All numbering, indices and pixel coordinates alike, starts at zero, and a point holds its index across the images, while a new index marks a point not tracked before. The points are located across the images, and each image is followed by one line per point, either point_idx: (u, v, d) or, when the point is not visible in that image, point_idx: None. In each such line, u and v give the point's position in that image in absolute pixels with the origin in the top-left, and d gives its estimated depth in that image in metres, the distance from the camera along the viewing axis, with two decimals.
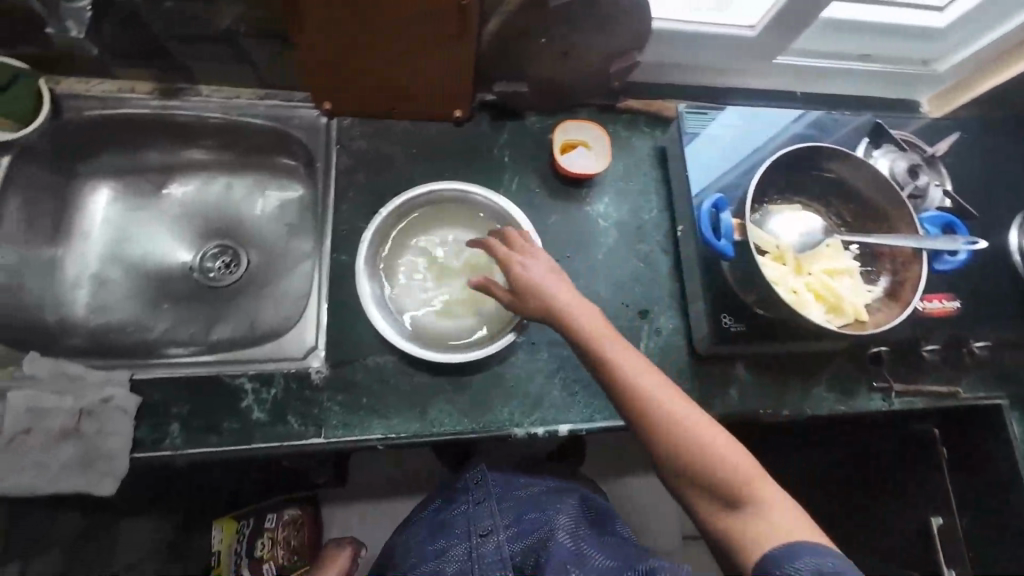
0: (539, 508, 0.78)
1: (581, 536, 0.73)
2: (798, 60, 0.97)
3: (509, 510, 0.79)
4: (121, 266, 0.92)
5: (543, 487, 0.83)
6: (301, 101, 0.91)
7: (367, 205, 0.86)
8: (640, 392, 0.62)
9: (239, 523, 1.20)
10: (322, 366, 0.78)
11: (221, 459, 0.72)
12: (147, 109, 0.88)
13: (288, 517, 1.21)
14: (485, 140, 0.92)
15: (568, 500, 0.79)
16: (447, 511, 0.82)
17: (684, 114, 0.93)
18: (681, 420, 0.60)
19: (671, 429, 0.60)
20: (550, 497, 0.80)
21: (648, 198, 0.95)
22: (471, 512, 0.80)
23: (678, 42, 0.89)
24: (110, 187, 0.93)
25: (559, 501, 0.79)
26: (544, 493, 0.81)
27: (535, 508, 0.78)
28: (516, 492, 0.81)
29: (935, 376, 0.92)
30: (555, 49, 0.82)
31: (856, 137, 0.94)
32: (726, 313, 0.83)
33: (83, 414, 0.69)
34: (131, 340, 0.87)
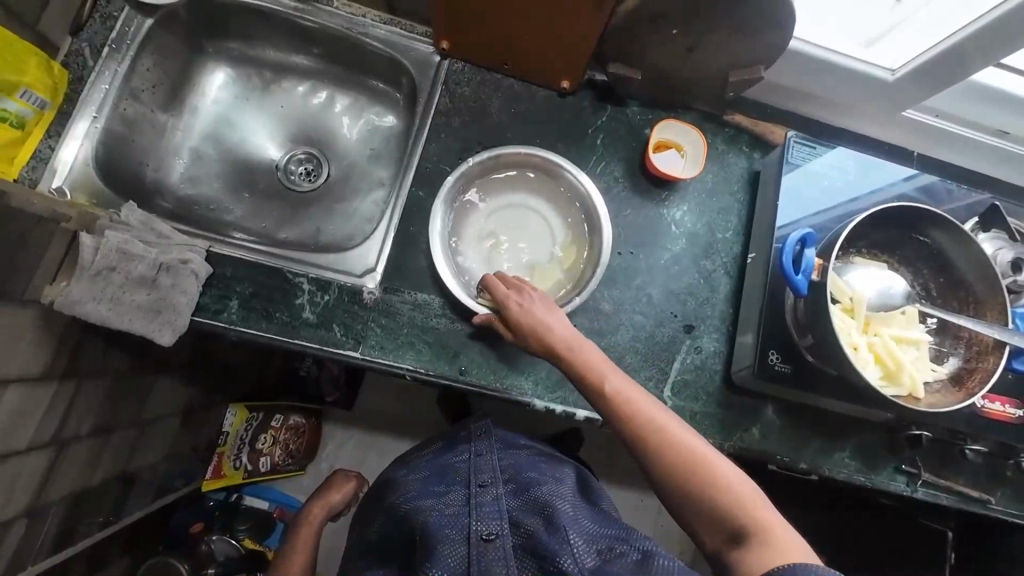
0: (537, 469, 0.79)
1: (581, 502, 0.74)
2: (928, 118, 0.91)
3: (509, 468, 0.79)
4: (218, 146, 0.98)
5: (538, 453, 0.86)
6: (420, 35, 0.93)
7: (455, 150, 0.88)
8: (636, 419, 0.63)
9: (250, 412, 1.18)
10: (374, 288, 0.82)
11: (265, 343, 0.77)
12: (279, 7, 0.92)
13: (291, 423, 1.28)
14: (583, 117, 0.92)
15: (565, 473, 0.81)
16: (451, 458, 0.84)
17: (792, 142, 0.89)
18: (682, 448, 0.60)
19: (671, 458, 0.59)
20: (548, 463, 0.83)
21: (727, 218, 0.93)
22: (474, 462, 0.80)
23: (809, 68, 0.85)
24: (229, 71, 0.99)
25: (557, 471, 0.81)
26: (543, 459, 0.84)
27: (532, 467, 0.80)
28: (515, 449, 0.85)
29: (970, 478, 0.88)
30: (682, 44, 0.81)
31: (966, 214, 0.89)
32: (775, 350, 0.80)
33: (162, 268, 0.74)
34: (211, 216, 0.94)
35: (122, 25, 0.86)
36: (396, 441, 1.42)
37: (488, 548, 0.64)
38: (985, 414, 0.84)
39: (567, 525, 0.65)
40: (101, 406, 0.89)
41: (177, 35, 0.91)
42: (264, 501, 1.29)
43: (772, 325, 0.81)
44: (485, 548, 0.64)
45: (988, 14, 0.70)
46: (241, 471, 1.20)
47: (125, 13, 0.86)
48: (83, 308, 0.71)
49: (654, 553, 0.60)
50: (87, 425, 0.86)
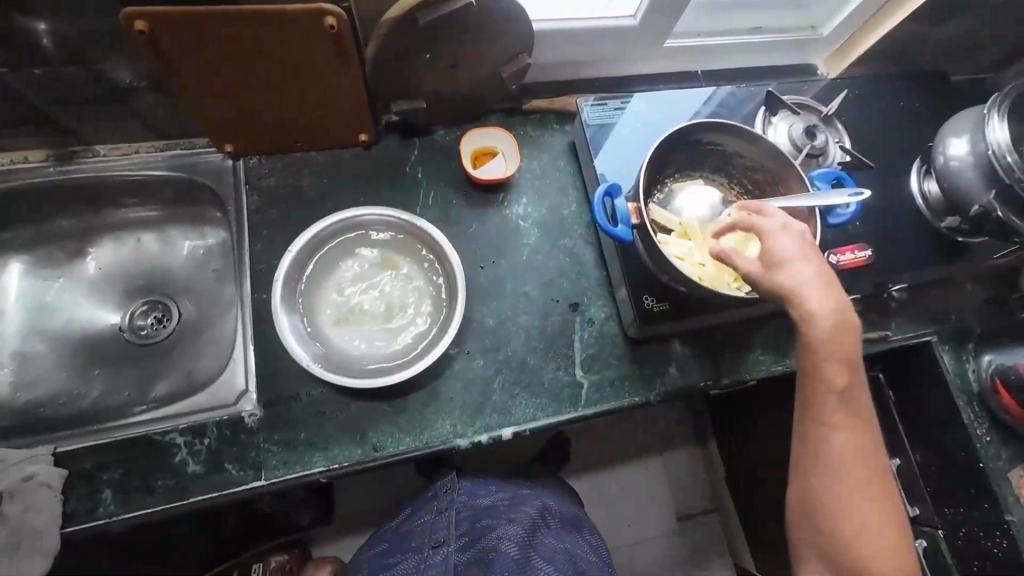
0: (495, 516, 0.78)
1: (533, 545, 0.74)
2: (688, 41, 1.00)
3: (466, 519, 0.77)
4: (43, 337, 0.90)
5: (502, 492, 0.84)
6: (204, 147, 0.91)
7: (284, 241, 0.86)
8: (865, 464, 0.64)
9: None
10: (254, 409, 0.78)
11: (159, 517, 0.71)
12: (44, 177, 0.86)
13: (274, 564, 1.19)
14: (396, 159, 0.93)
15: (524, 510, 0.80)
16: (412, 522, 0.81)
17: (584, 107, 0.95)
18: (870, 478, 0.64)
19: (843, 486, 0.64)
20: (511, 505, 0.81)
21: (565, 195, 0.97)
22: (432, 520, 0.77)
23: (565, 40, 0.91)
24: (23, 260, 0.91)
25: (516, 511, 0.80)
26: (505, 499, 0.82)
27: (492, 514, 0.78)
28: (480, 498, 0.81)
29: (862, 323, 0.95)
30: (446, 63, 0.84)
31: (755, 112, 0.99)
32: (647, 294, 0.84)
33: (6, 496, 0.68)
34: (63, 412, 0.86)
35: None
36: None
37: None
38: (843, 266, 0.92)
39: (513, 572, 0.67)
40: None
41: None
42: None
43: (637, 273, 0.85)
44: None
45: None
46: None
47: None
48: None
49: None
50: None
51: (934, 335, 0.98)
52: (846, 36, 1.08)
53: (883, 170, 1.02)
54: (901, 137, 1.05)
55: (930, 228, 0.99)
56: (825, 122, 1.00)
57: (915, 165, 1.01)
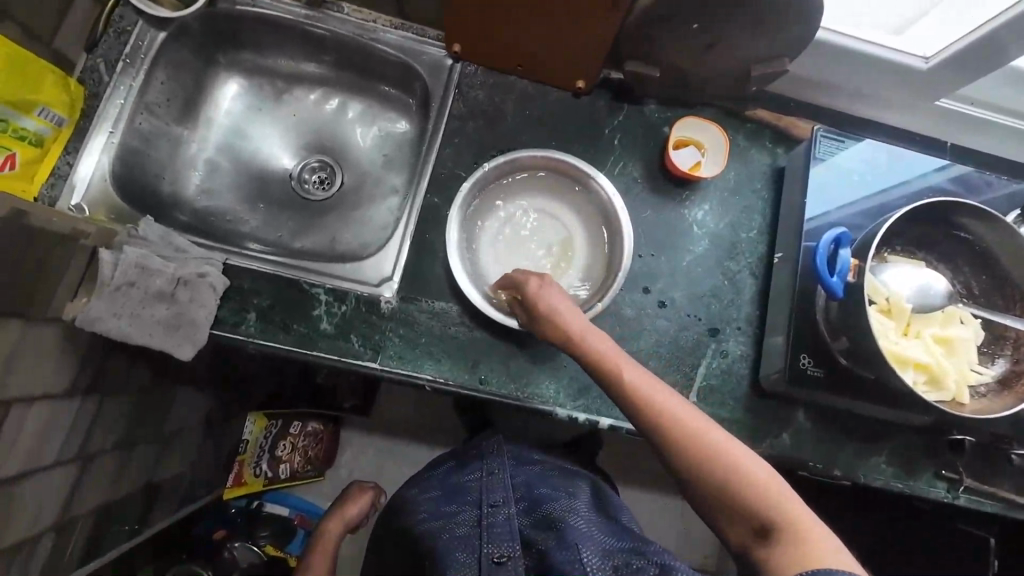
0: (550, 484, 0.78)
1: (595, 521, 0.70)
2: (962, 107, 0.87)
3: (522, 485, 0.79)
4: (232, 157, 0.98)
5: (552, 467, 0.85)
6: (431, 39, 0.91)
7: (470, 156, 0.87)
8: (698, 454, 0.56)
9: (269, 420, 1.17)
10: (391, 297, 0.81)
11: (283, 355, 0.77)
12: (290, 15, 0.91)
13: (310, 429, 1.28)
14: (600, 117, 0.90)
15: (579, 486, 0.80)
16: (463, 477, 0.83)
17: (818, 137, 0.86)
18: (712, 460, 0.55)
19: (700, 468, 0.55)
20: (561, 478, 0.81)
21: (749, 217, 0.90)
22: (485, 481, 0.79)
23: (834, 59, 0.81)
24: (241, 82, 0.98)
25: (570, 484, 0.80)
26: (556, 473, 0.83)
27: (545, 483, 0.79)
28: (528, 466, 0.84)
29: (1017, 484, 0.83)
30: (703, 40, 0.78)
31: (1007, 206, 0.85)
32: (805, 353, 0.77)
33: (180, 282, 0.74)
34: (227, 228, 0.94)
35: (135, 39, 0.86)
36: (415, 448, 1.41)
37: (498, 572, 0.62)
38: None
39: (578, 541, 0.63)
40: (124, 420, 0.89)
41: (192, 47, 0.91)
42: (285, 507, 1.30)
43: (802, 327, 0.78)
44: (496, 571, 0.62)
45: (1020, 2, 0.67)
46: (262, 477, 1.20)
47: (138, 28, 0.86)
48: (104, 324, 0.71)
49: (672, 566, 0.59)
50: (111, 438, 0.87)
51: None
52: None
53: None
54: None
55: None
56: None
57: None
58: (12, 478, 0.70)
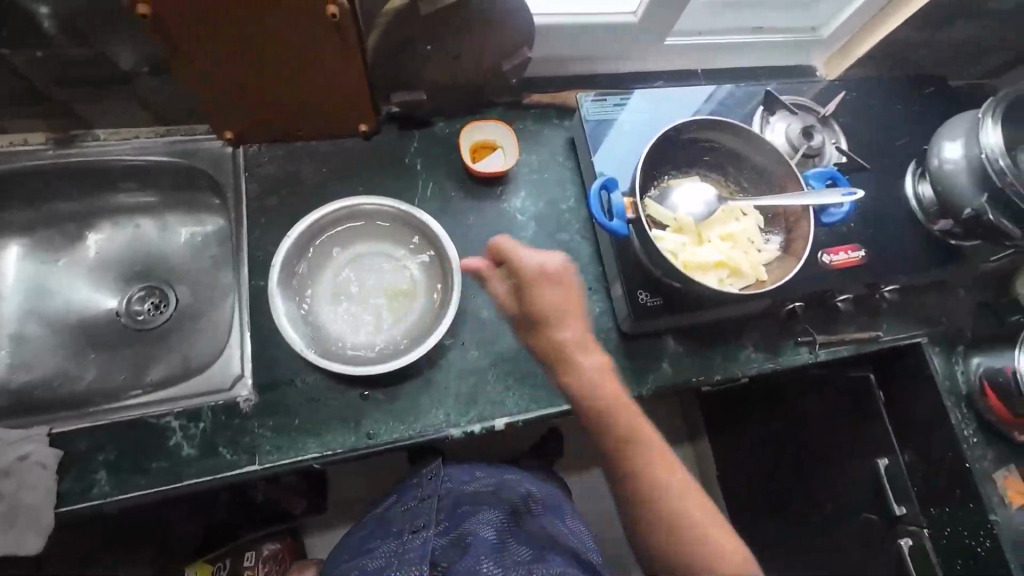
0: (475, 503, 0.80)
1: (508, 534, 0.74)
2: (689, 39, 1.01)
3: (450, 508, 0.79)
4: (39, 320, 0.90)
5: (490, 483, 0.85)
6: (204, 134, 0.91)
7: (283, 229, 0.87)
8: (627, 424, 0.68)
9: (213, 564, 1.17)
10: (250, 394, 0.78)
11: (152, 499, 0.72)
12: (43, 160, 0.86)
13: (266, 553, 1.17)
14: (396, 150, 0.94)
15: (510, 499, 0.82)
16: (395, 509, 0.81)
17: (585, 103, 0.96)
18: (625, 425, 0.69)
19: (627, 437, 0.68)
20: (490, 495, 0.82)
21: (562, 189, 0.98)
22: (414, 507, 0.78)
23: (568, 35, 0.91)
24: (21, 243, 0.92)
25: (498, 498, 0.82)
26: (488, 489, 0.83)
27: (470, 502, 0.80)
28: (462, 487, 0.83)
29: (854, 323, 0.97)
30: (445, 55, 0.84)
31: (751, 111, 0.99)
32: (642, 288, 0.84)
33: (0, 474, 0.68)
34: (59, 394, 0.86)
35: None
36: None
37: None
38: (837, 266, 0.93)
39: (482, 554, 0.68)
40: None
41: None
42: None
43: (631, 268, 0.85)
44: None
45: None
46: None
47: None
48: None
49: None
50: None
51: (924, 337, 0.99)
52: (844, 40, 1.09)
53: (879, 171, 1.03)
54: (899, 141, 1.05)
55: (923, 232, 0.99)
56: (822, 123, 1.01)
57: (910, 169, 1.02)
58: None
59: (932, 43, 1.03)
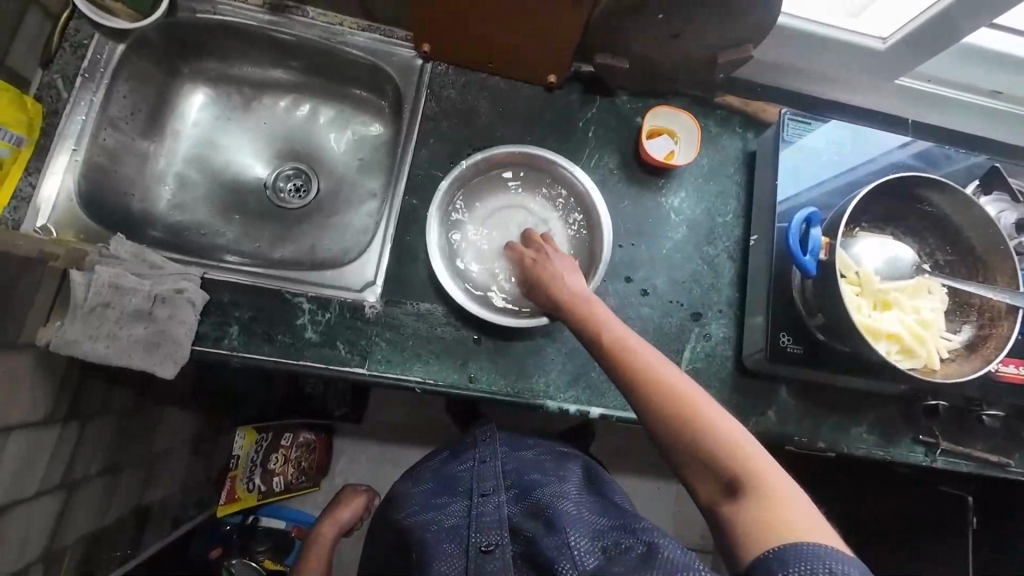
0: (541, 469, 0.79)
1: (582, 503, 0.72)
2: (921, 85, 0.90)
3: (512, 471, 0.79)
4: (203, 169, 0.96)
5: (544, 451, 0.85)
6: (400, 40, 0.90)
7: (446, 156, 0.86)
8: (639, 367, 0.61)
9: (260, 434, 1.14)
10: (376, 302, 0.80)
11: (270, 367, 0.76)
12: (253, 21, 0.89)
13: (302, 439, 1.26)
14: (573, 111, 0.90)
15: (571, 469, 0.81)
16: (455, 467, 0.83)
17: (786, 120, 0.88)
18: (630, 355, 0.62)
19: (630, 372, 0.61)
20: (553, 462, 0.82)
21: (725, 203, 0.92)
22: (476, 469, 0.80)
23: (798, 43, 0.83)
24: (208, 91, 0.96)
25: (561, 468, 0.80)
26: (548, 456, 0.83)
27: (536, 468, 0.79)
28: (520, 451, 0.84)
29: (988, 442, 0.88)
30: (668, 29, 0.79)
31: (967, 177, 0.88)
32: (785, 332, 0.79)
33: (157, 300, 0.73)
34: (203, 242, 0.92)
35: (92, 53, 0.83)
36: (410, 451, 1.40)
37: (486, 560, 0.65)
38: (1000, 378, 0.83)
39: (567, 526, 0.64)
40: (108, 442, 0.88)
41: (152, 58, 0.88)
42: (281, 520, 1.26)
43: (780, 306, 0.80)
44: (483, 559, 0.65)
45: None
46: (256, 492, 1.18)
47: (94, 41, 0.83)
48: (79, 347, 0.69)
49: (658, 544, 0.59)
50: (96, 463, 0.86)
51: None
52: None
53: None
54: None
55: None
56: None
57: None
58: None
59: None
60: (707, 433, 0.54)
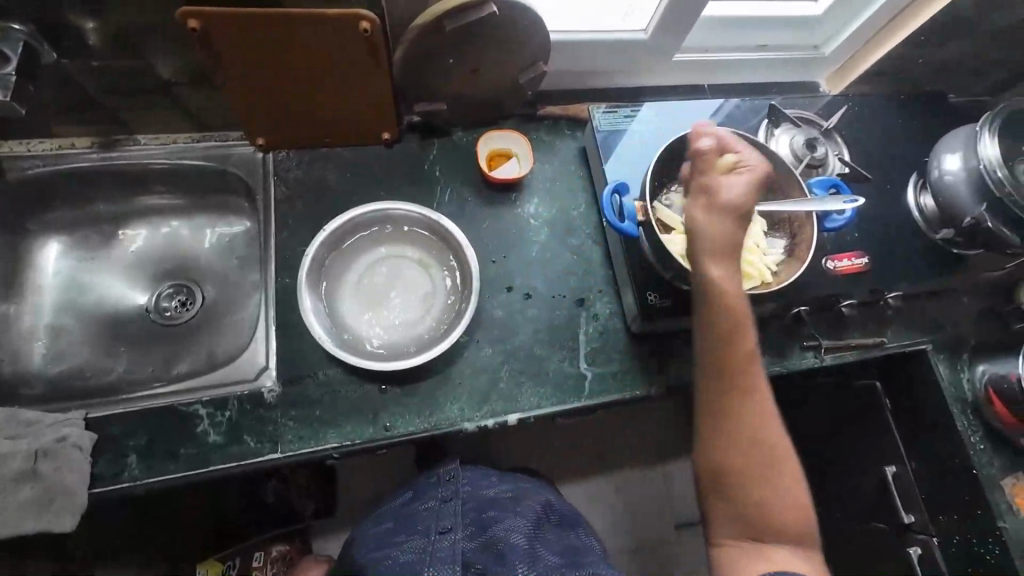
0: (498, 507, 0.84)
1: (536, 540, 0.80)
2: (694, 56, 1.07)
3: (472, 509, 0.83)
4: (73, 314, 0.95)
5: (507, 487, 0.90)
6: (236, 140, 0.97)
7: (310, 231, 0.91)
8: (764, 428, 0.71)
9: (224, 564, 1.21)
10: (274, 385, 0.82)
11: (181, 484, 0.75)
12: (87, 162, 0.91)
13: (275, 554, 1.21)
14: (416, 157, 0.99)
15: (529, 504, 0.87)
16: (415, 506, 0.85)
17: (595, 115, 1.00)
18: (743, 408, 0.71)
19: (758, 425, 0.72)
20: (511, 498, 0.87)
21: (574, 197, 1.02)
22: (438, 508, 0.83)
23: (582, 50, 0.97)
24: (62, 240, 0.96)
25: (519, 504, 0.86)
26: (509, 493, 0.88)
27: (496, 505, 0.84)
28: (484, 488, 0.88)
29: (859, 329, 0.99)
30: (466, 68, 0.90)
31: (757, 122, 1.03)
32: (651, 290, 0.88)
33: (38, 456, 0.71)
34: (89, 385, 0.90)
35: None
36: None
37: None
38: (839, 272, 0.96)
39: (517, 561, 0.74)
40: None
41: None
42: None
43: (640, 270, 0.89)
44: None
45: None
46: None
47: None
48: None
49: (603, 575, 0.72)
50: None
51: (929, 344, 1.02)
52: (850, 55, 1.13)
53: (884, 183, 1.05)
54: (903, 154, 1.08)
55: (928, 242, 1.02)
56: (825, 135, 1.05)
57: (913, 180, 1.05)
58: None
59: (931, 61, 1.07)
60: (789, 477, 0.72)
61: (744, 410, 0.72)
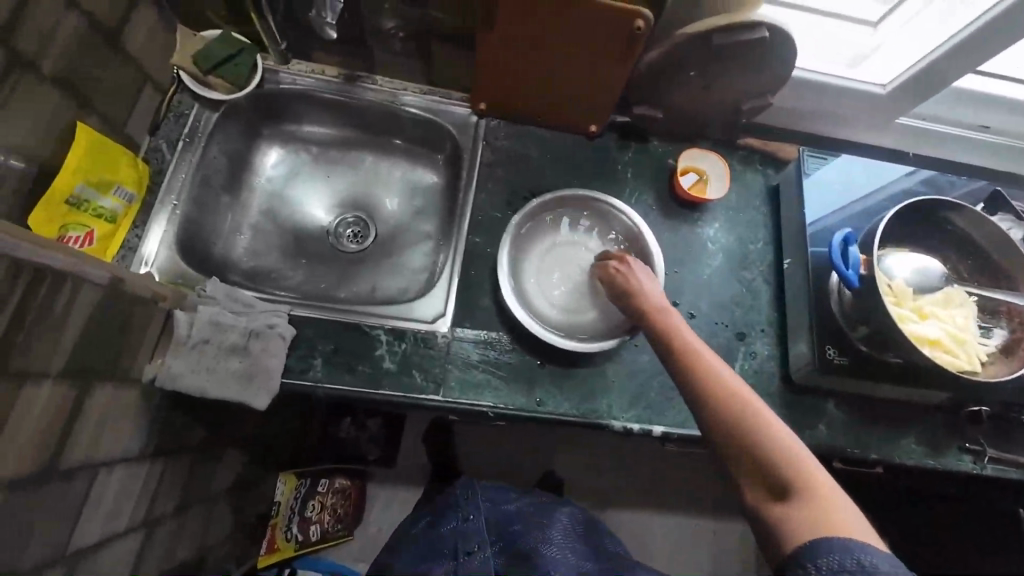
0: (522, 521, 0.94)
1: (563, 544, 0.89)
2: (917, 122, 1.03)
3: (496, 525, 0.94)
4: (273, 219, 1.04)
5: (528, 502, 1.00)
6: (456, 100, 1.02)
7: (505, 199, 0.96)
8: (720, 382, 0.59)
9: (298, 480, 1.16)
10: (447, 332, 0.86)
11: (352, 397, 0.81)
12: (329, 90, 1.01)
13: (337, 485, 1.27)
14: (614, 155, 1.01)
15: (554, 516, 0.97)
16: (438, 530, 0.96)
17: (804, 156, 0.99)
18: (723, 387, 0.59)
19: (725, 394, 0.58)
20: (536, 513, 0.97)
21: (755, 232, 1.01)
22: (460, 528, 0.93)
23: (811, 90, 0.96)
24: (281, 150, 1.06)
25: (547, 516, 0.96)
26: (531, 508, 0.98)
27: (519, 520, 0.94)
28: (503, 505, 0.99)
29: None
30: (700, 82, 0.91)
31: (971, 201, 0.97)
32: (830, 345, 0.85)
33: (252, 335, 0.79)
34: (275, 286, 0.99)
35: (193, 120, 0.94)
36: None
37: None
38: None
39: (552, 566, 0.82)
40: (182, 481, 0.91)
41: (241, 123, 1.00)
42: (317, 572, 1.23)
43: (823, 321, 0.87)
44: None
45: (945, 43, 0.84)
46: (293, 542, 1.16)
47: (195, 110, 0.94)
48: (182, 380, 0.74)
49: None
50: (172, 503, 0.88)
51: None
52: None
53: None
54: None
55: None
56: None
57: None
58: (92, 546, 0.70)
59: None
60: (768, 436, 0.54)
61: (700, 362, 0.62)
